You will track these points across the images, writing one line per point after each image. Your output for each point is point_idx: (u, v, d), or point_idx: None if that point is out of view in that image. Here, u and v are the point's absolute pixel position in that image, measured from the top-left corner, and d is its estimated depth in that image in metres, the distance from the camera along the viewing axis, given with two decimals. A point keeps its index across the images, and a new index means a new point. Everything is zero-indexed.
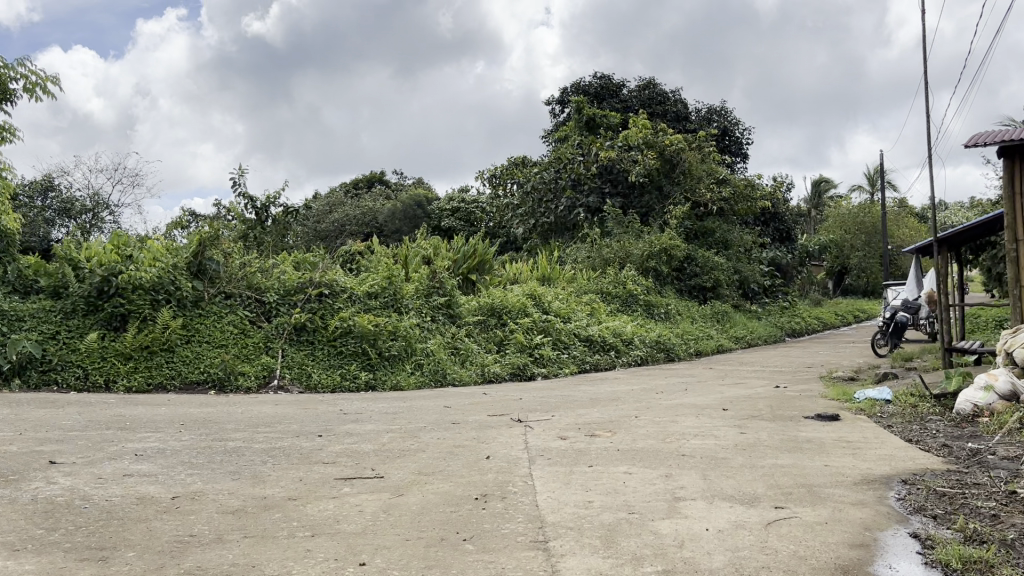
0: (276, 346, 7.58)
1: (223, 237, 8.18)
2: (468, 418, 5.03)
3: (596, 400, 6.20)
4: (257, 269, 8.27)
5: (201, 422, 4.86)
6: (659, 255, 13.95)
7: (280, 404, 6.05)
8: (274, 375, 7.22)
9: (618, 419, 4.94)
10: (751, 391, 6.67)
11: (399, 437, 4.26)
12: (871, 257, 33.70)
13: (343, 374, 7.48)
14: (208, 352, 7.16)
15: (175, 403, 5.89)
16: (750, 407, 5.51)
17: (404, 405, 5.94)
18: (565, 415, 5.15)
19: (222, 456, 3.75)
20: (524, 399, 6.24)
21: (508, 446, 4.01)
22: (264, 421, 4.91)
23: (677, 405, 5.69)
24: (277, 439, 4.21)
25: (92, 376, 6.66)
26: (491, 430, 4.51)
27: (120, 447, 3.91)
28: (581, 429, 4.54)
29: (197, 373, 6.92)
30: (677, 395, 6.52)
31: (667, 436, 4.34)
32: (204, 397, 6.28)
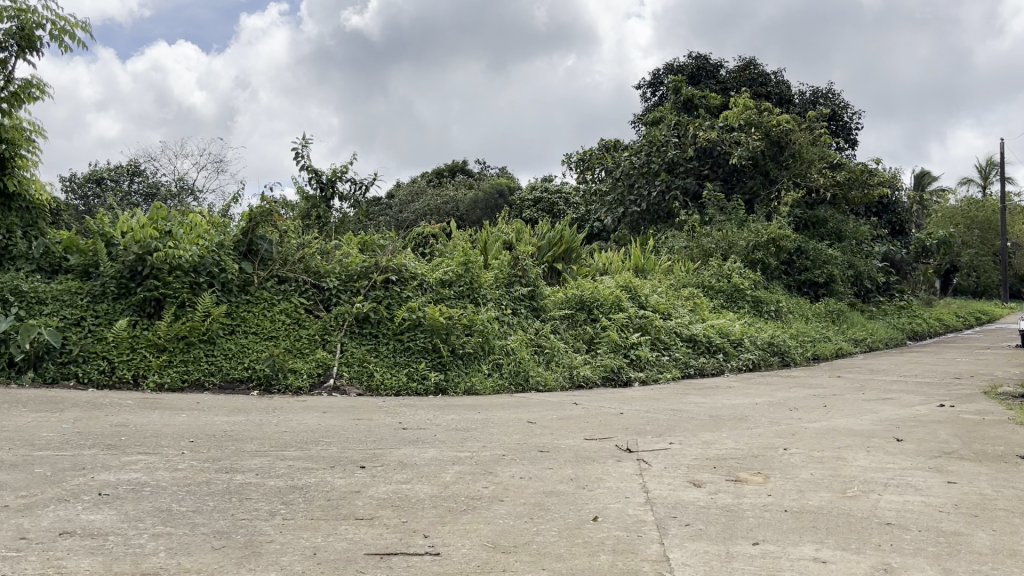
0: (334, 338, 6.52)
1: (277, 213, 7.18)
2: (560, 443, 3.84)
3: (719, 419, 4.92)
4: (316, 250, 7.26)
5: (219, 437, 3.78)
6: (767, 246, 12.48)
7: (328, 412, 4.95)
8: (330, 374, 6.14)
9: (763, 453, 3.67)
10: (912, 412, 5.30)
11: (469, 474, 3.09)
12: (985, 255, 31.34)
13: (410, 374, 6.35)
14: (255, 345, 6.15)
15: (204, 408, 4.85)
16: (931, 438, 4.17)
17: (479, 418, 4.78)
18: (689, 444, 3.90)
19: (215, 502, 2.63)
20: (628, 415, 5.01)
21: (622, 498, 2.80)
22: (297, 439, 3.80)
23: (829, 432, 4.38)
24: (303, 472, 3.09)
25: (118, 370, 5.69)
26: (594, 467, 3.30)
27: (84, 480, 2.84)
28: (719, 469, 3.29)
29: (240, 370, 5.90)
30: (820, 415, 5.19)
31: (847, 487, 3.05)
32: (241, 400, 5.30)
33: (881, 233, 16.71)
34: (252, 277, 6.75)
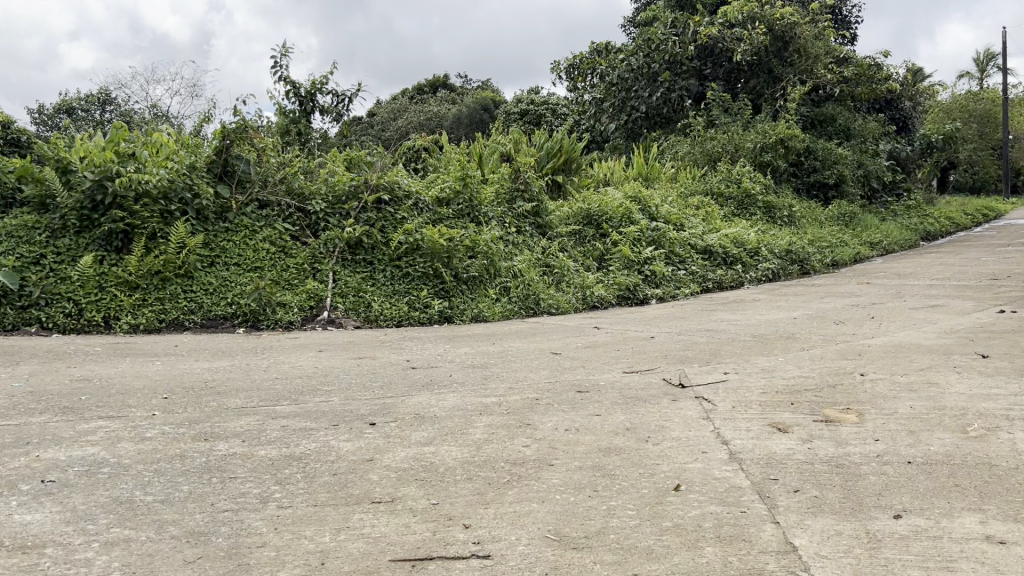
0: (324, 267, 5.90)
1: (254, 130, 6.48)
2: (599, 380, 3.27)
3: (767, 339, 4.36)
4: (299, 169, 6.57)
5: (199, 392, 3.20)
6: (776, 146, 11.82)
7: (325, 350, 4.37)
8: (324, 307, 5.55)
9: (840, 382, 3.11)
10: (974, 321, 4.75)
11: (504, 430, 2.52)
12: (984, 151, 30.73)
13: (411, 303, 5.76)
14: (239, 280, 5.54)
15: (184, 353, 4.26)
16: (1021, 351, 3.62)
17: (496, 350, 4.20)
18: (750, 373, 3.33)
19: (190, 486, 2.06)
20: (663, 343, 4.46)
21: (702, 456, 2.24)
22: (291, 389, 3.22)
23: (900, 352, 3.84)
24: (302, 436, 2.52)
25: (85, 312, 5.08)
26: (652, 412, 2.73)
27: (27, 463, 2.26)
28: (801, 408, 2.73)
29: (223, 306, 5.29)
30: (874, 329, 4.63)
31: (965, 424, 2.50)
32: (226, 343, 4.73)
33: (889, 129, 15.99)
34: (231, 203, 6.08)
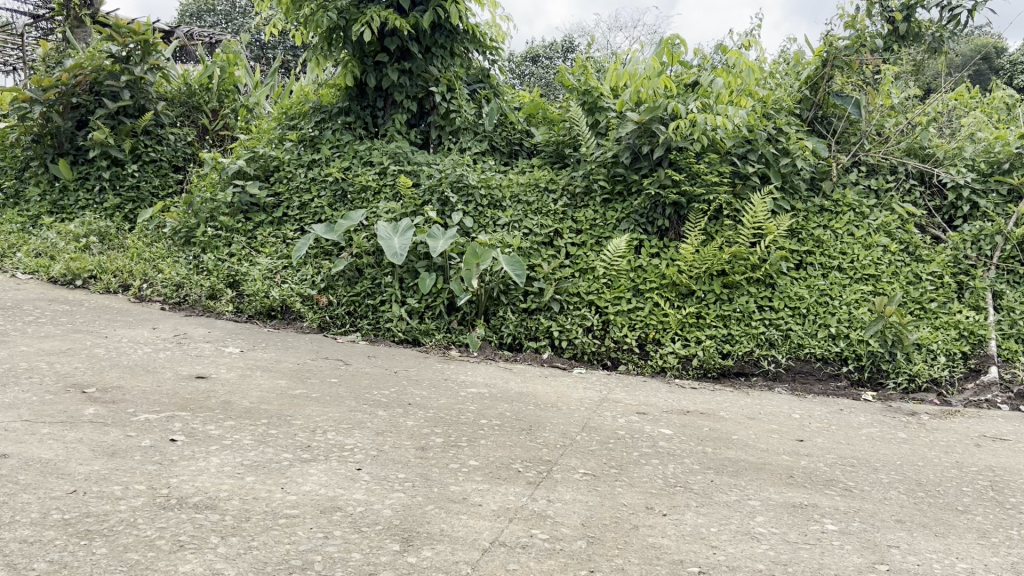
0: (332, 253, 5.82)
1: (280, 146, 6.66)
2: (589, 446, 3.44)
3: (761, 406, 4.45)
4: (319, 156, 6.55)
5: (214, 422, 3.38)
6: None
7: (326, 362, 4.48)
8: (327, 298, 5.51)
9: (814, 481, 3.30)
10: (965, 407, 4.83)
11: (500, 511, 2.71)
12: None
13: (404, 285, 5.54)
14: (240, 273, 5.66)
15: (190, 354, 4.40)
16: (997, 458, 3.76)
17: (493, 385, 4.33)
18: (733, 455, 3.51)
19: (216, 559, 2.27)
20: (643, 387, 4.60)
21: (679, 562, 2.45)
22: (299, 427, 3.39)
23: (868, 437, 4.02)
24: (311, 499, 2.70)
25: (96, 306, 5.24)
26: (634, 498, 2.92)
27: (63, 515, 2.46)
28: (772, 511, 2.92)
29: (227, 307, 5.41)
30: (867, 406, 4.72)
31: (921, 546, 2.70)
32: (221, 335, 4.85)
33: None
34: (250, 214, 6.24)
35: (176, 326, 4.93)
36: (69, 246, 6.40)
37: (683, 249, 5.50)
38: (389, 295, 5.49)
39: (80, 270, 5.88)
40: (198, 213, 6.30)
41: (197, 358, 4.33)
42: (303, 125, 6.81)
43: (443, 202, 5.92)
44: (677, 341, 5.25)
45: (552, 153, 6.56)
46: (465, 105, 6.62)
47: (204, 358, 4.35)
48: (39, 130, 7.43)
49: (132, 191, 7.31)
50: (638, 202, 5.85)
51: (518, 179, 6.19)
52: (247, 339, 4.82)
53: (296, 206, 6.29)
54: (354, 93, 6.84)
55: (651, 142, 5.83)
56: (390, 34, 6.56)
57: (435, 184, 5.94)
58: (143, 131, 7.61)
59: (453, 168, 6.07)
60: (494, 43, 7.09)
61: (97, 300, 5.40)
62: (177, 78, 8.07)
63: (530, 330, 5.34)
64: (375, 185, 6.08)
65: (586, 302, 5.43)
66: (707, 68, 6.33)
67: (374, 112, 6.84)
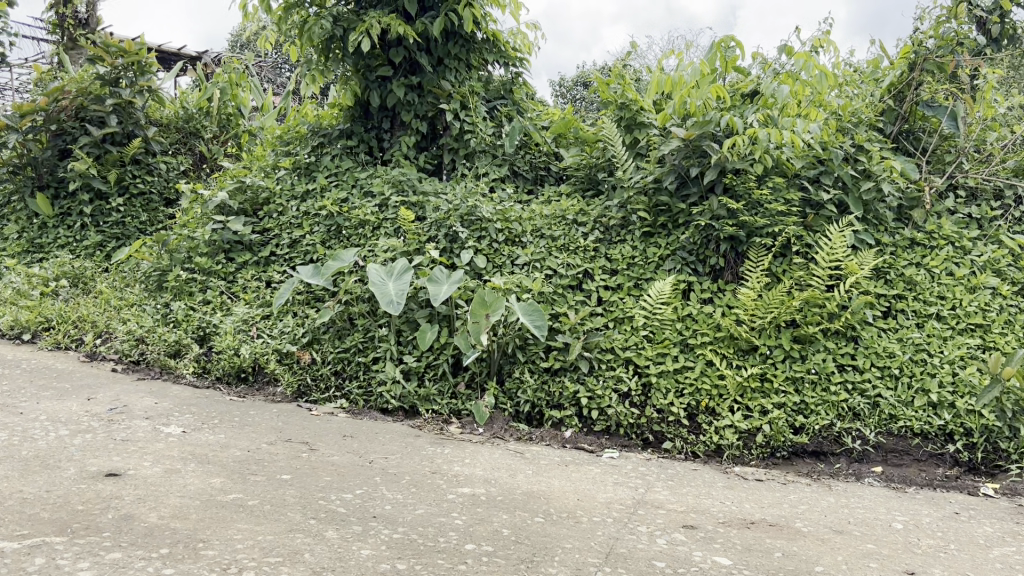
0: (319, 302, 4.94)
1: (269, 177, 5.82)
2: None
3: (847, 507, 3.37)
4: (311, 186, 5.66)
5: (89, 557, 2.42)
6: None
7: (284, 447, 3.54)
8: (309, 357, 4.61)
9: None
10: None
11: None
12: None
13: (401, 342, 4.62)
14: (211, 326, 4.80)
15: (116, 436, 3.50)
16: None
17: (493, 480, 3.32)
18: None
19: None
20: (691, 479, 3.55)
21: None
22: (204, 565, 2.42)
23: (1004, 564, 2.90)
24: None
25: (31, 368, 4.39)
26: None
27: None
28: None
29: (188, 368, 4.54)
30: (988, 505, 3.60)
31: None
32: (169, 407, 3.95)
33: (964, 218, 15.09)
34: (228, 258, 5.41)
35: (117, 394, 4.04)
36: (31, 291, 5.60)
37: (743, 294, 4.46)
38: (384, 351, 4.56)
39: (30, 322, 5.05)
40: (173, 253, 5.47)
41: (120, 443, 3.42)
42: (299, 151, 5.96)
43: (452, 239, 4.99)
44: (736, 411, 4.20)
45: (585, 179, 5.58)
46: (481, 124, 5.69)
47: (130, 442, 3.44)
48: (17, 161, 6.72)
49: (115, 228, 6.54)
50: (686, 235, 4.83)
51: (543, 210, 5.23)
52: (200, 414, 3.91)
53: (286, 244, 5.42)
54: (358, 114, 5.97)
55: (701, 163, 4.83)
56: (395, 44, 5.68)
57: (442, 217, 5.03)
58: (131, 159, 6.85)
59: (464, 199, 5.13)
60: (518, 54, 6.16)
61: (40, 359, 4.56)
62: (173, 101, 7.34)
63: (551, 396, 4.34)
64: (374, 218, 5.17)
65: (621, 360, 4.41)
66: (768, 75, 5.30)
67: (380, 135, 5.97)
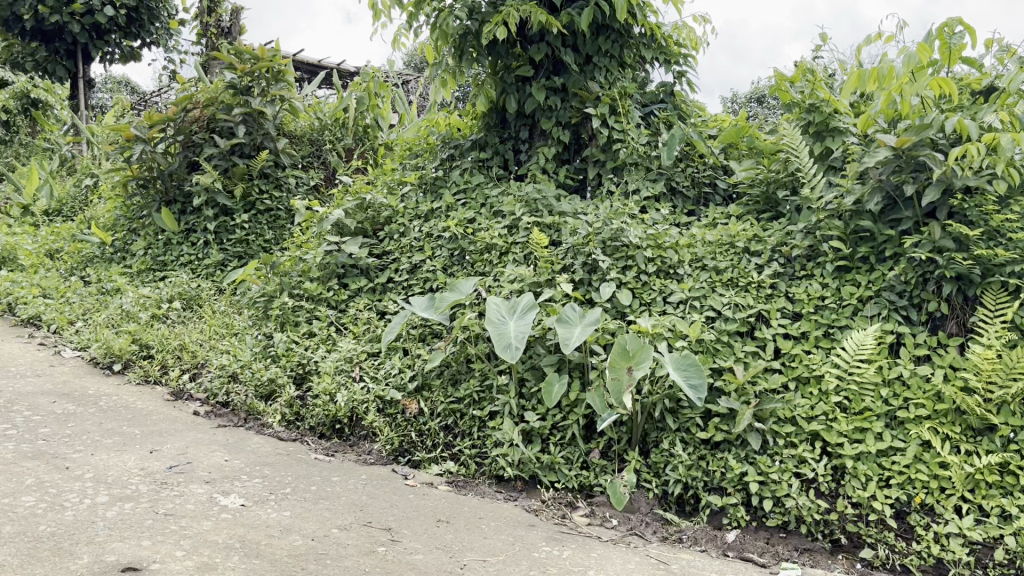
0: (433, 339, 4.21)
1: (392, 194, 5.18)
2: None
3: None
4: (436, 204, 4.97)
5: None
6: None
7: (360, 536, 2.78)
8: (415, 405, 3.87)
9: None
10: None
11: None
12: None
13: (524, 393, 3.79)
14: (310, 364, 4.16)
15: (160, 507, 2.84)
16: None
17: None
18: None
19: None
20: None
21: None
22: None
23: None
24: None
25: (109, 405, 3.89)
26: None
27: None
28: None
29: (278, 411, 3.90)
30: None
31: None
32: (239, 467, 3.29)
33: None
34: (341, 283, 4.79)
35: (185, 447, 3.42)
36: (138, 314, 5.19)
37: (976, 354, 3.34)
38: (503, 406, 3.74)
39: (122, 351, 4.57)
40: (282, 277, 4.89)
41: (161, 520, 2.75)
42: (428, 164, 5.29)
43: (591, 269, 4.13)
44: (965, 513, 3.11)
45: (760, 198, 4.56)
46: (634, 132, 4.81)
47: (173, 519, 2.77)
48: (147, 174, 6.44)
49: (238, 246, 6.10)
50: (895, 272, 3.74)
51: (706, 236, 4.28)
52: (272, 478, 3.22)
53: (404, 270, 4.72)
54: (493, 122, 5.23)
55: (918, 179, 3.74)
56: (537, 39, 4.90)
57: (580, 242, 4.18)
58: (260, 173, 6.43)
59: (608, 220, 4.27)
60: (682, 51, 5.23)
61: (122, 394, 4.06)
62: (308, 112, 6.92)
63: (710, 477, 3.42)
64: (502, 242, 4.39)
65: (805, 435, 3.44)
66: (1008, 67, 4.12)
67: (517, 145, 5.19)
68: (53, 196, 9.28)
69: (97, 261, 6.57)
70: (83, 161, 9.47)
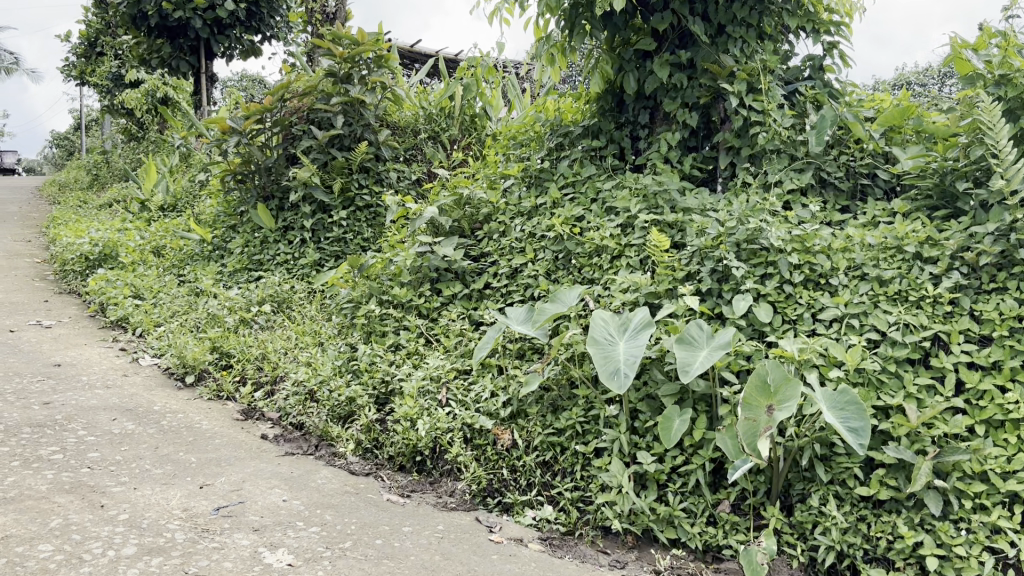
0: (532, 358, 3.64)
1: (493, 189, 4.63)
2: None
3: None
4: (541, 199, 4.39)
5: None
6: None
7: None
8: (508, 436, 3.31)
9: None
10: None
11: None
12: None
13: (637, 427, 3.17)
14: (393, 382, 3.66)
15: (191, 565, 2.36)
16: None
17: None
18: None
19: None
20: None
21: None
22: None
23: None
24: None
25: (170, 425, 3.49)
26: None
27: None
28: None
29: (353, 436, 3.41)
30: None
31: None
32: (297, 509, 2.80)
33: None
34: (433, 289, 4.28)
35: (240, 482, 2.97)
36: (223, 318, 4.85)
37: None
38: (611, 442, 3.14)
39: (197, 361, 4.20)
40: (370, 281, 4.42)
41: None
42: (534, 154, 4.71)
43: (721, 277, 3.45)
44: None
45: (933, 190, 3.74)
46: (776, 113, 4.08)
47: None
48: (245, 168, 6.13)
49: (334, 245, 5.70)
50: None
51: (865, 238, 3.53)
52: (333, 525, 2.71)
53: (503, 275, 4.16)
54: (609, 105, 4.60)
55: None
56: (660, 7, 4.23)
57: (709, 244, 3.50)
58: (360, 167, 6.02)
59: (743, 218, 3.57)
60: (832, 18, 4.45)
61: (188, 412, 3.67)
62: (413, 100, 6.46)
63: (873, 546, 2.72)
64: (615, 244, 3.77)
65: (1001, 497, 2.68)
66: None
67: (635, 131, 4.54)
68: (170, 191, 9.23)
69: (195, 260, 6.32)
70: (198, 155, 9.39)
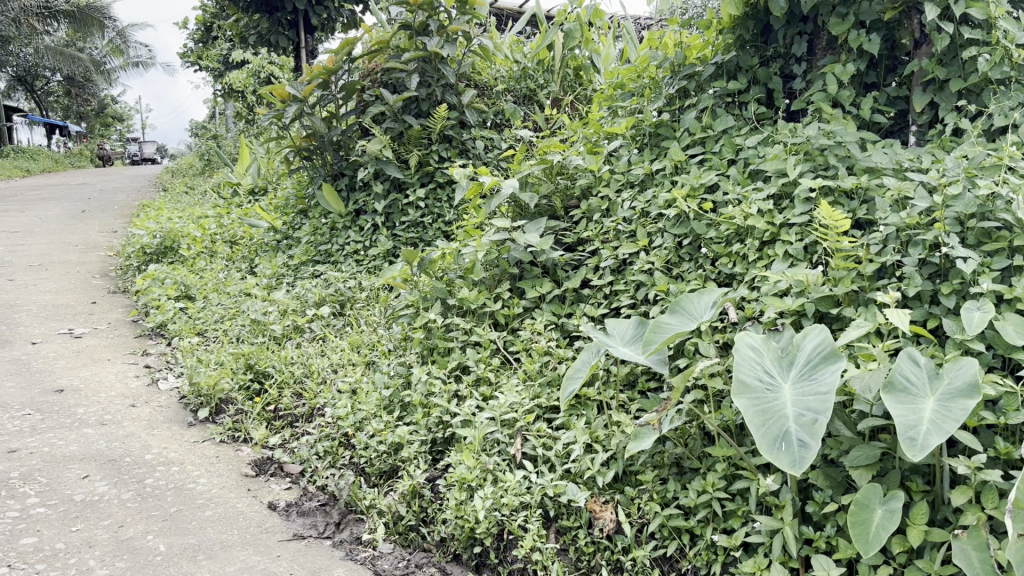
0: (643, 391, 2.55)
1: (595, 155, 3.52)
2: None
3: None
4: (657, 166, 3.25)
5: None
6: None
7: None
8: (610, 514, 2.23)
9: None
10: None
11: None
12: None
13: (810, 511, 2.04)
14: (450, 426, 2.65)
15: None
16: None
17: None
18: None
19: None
20: None
21: None
22: None
23: None
24: None
25: (154, 486, 2.60)
26: None
27: None
28: None
29: (390, 507, 2.42)
30: None
31: None
32: None
33: None
34: (515, 289, 3.24)
35: None
36: (269, 324, 3.96)
37: None
38: (769, 535, 2.03)
39: (215, 388, 3.31)
40: (436, 280, 3.41)
41: None
42: (649, 106, 3.57)
43: (936, 272, 2.25)
44: None
45: None
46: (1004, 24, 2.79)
47: None
48: (311, 144, 5.24)
49: (411, 231, 4.73)
50: None
51: None
52: None
53: (607, 269, 3.07)
54: (750, 32, 3.33)
55: None
56: None
57: (915, 221, 2.30)
58: (441, 136, 5.02)
59: (966, 180, 2.35)
60: None
61: (187, 464, 2.78)
62: (505, 53, 5.39)
63: None
64: (767, 225, 2.61)
65: None
66: None
67: (788, 67, 3.33)
68: (261, 173, 8.51)
69: (261, 251, 5.51)
70: None
